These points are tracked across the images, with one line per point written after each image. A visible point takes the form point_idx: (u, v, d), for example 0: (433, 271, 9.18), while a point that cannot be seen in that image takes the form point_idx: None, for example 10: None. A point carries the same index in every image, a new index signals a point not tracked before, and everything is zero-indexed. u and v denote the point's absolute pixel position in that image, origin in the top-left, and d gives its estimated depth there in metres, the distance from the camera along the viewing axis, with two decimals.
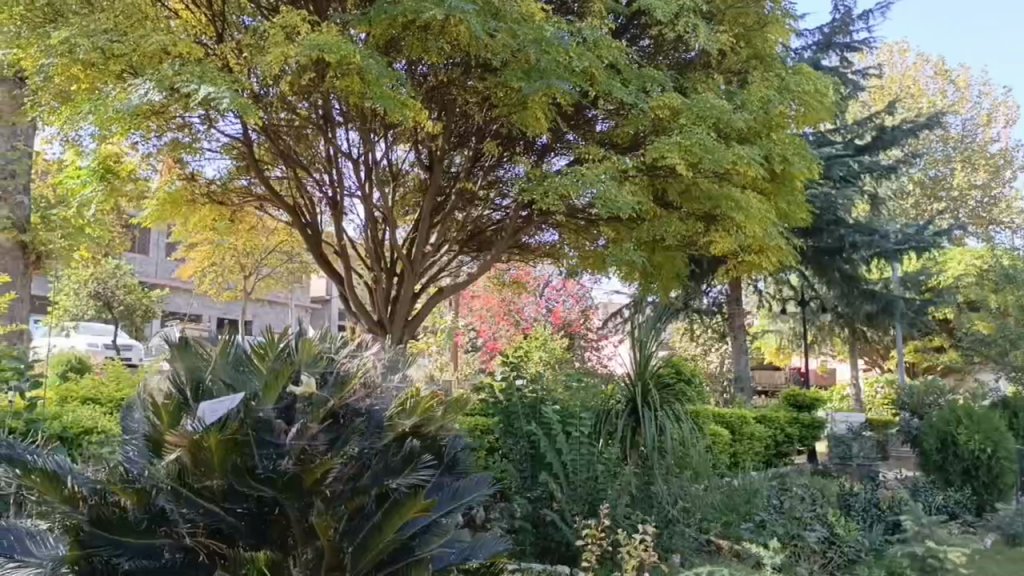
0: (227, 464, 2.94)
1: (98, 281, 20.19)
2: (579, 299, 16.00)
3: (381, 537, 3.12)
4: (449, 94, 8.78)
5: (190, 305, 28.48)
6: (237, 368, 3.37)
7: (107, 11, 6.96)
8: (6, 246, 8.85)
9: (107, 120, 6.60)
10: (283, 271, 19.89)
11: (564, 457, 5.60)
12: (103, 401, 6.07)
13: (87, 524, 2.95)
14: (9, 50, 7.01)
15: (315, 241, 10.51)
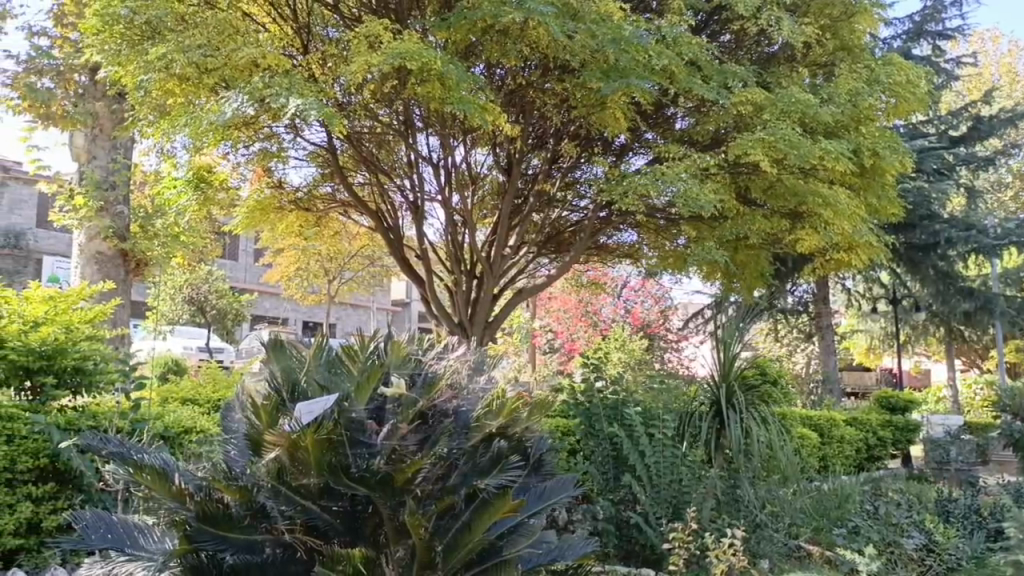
0: (323, 464, 3.02)
1: (192, 286, 21.03)
2: (658, 299, 16.13)
3: (470, 537, 3.16)
4: (527, 97, 8.83)
5: (278, 308, 29.37)
6: (330, 369, 3.48)
7: (200, 27, 7.21)
8: (109, 254, 9.44)
9: (203, 131, 6.94)
10: (365, 275, 20.34)
11: (647, 459, 5.55)
12: (201, 402, 6.31)
13: (194, 521, 3.07)
14: (110, 68, 7.33)
15: (397, 246, 10.71)
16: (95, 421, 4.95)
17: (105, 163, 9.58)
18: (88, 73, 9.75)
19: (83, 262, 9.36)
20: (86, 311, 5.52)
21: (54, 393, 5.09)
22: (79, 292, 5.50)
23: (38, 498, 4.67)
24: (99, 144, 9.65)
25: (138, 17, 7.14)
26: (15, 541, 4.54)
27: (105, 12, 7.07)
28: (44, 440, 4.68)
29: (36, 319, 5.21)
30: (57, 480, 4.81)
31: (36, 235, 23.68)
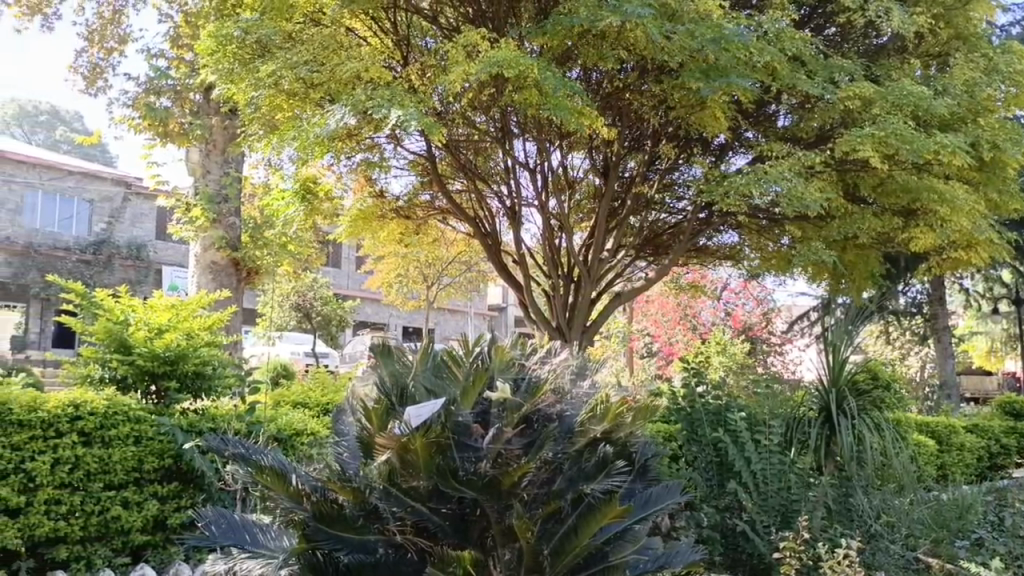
0: (432, 467, 3.08)
1: (298, 293, 21.83)
2: (759, 301, 15.67)
3: (577, 541, 3.17)
4: (623, 99, 8.78)
5: (379, 314, 30.12)
6: (436, 374, 3.54)
7: (307, 44, 7.47)
8: (223, 264, 9.97)
9: (309, 144, 7.19)
10: (463, 280, 20.65)
11: (753, 465, 5.41)
12: (311, 405, 6.53)
13: (311, 520, 3.20)
14: (223, 86, 7.69)
15: (495, 251, 10.84)
16: (214, 423, 5.19)
17: (218, 177, 10.12)
18: (202, 92, 10.27)
19: (199, 271, 9.92)
20: (206, 318, 5.81)
21: (177, 397, 5.38)
22: (198, 300, 5.78)
23: (163, 497, 4.94)
24: (213, 159, 10.18)
25: (249, 36, 7.51)
26: (143, 538, 4.81)
27: (220, 33, 7.49)
28: (168, 441, 4.93)
29: (160, 327, 5.52)
30: (180, 480, 5.07)
31: (155, 247, 25.05)
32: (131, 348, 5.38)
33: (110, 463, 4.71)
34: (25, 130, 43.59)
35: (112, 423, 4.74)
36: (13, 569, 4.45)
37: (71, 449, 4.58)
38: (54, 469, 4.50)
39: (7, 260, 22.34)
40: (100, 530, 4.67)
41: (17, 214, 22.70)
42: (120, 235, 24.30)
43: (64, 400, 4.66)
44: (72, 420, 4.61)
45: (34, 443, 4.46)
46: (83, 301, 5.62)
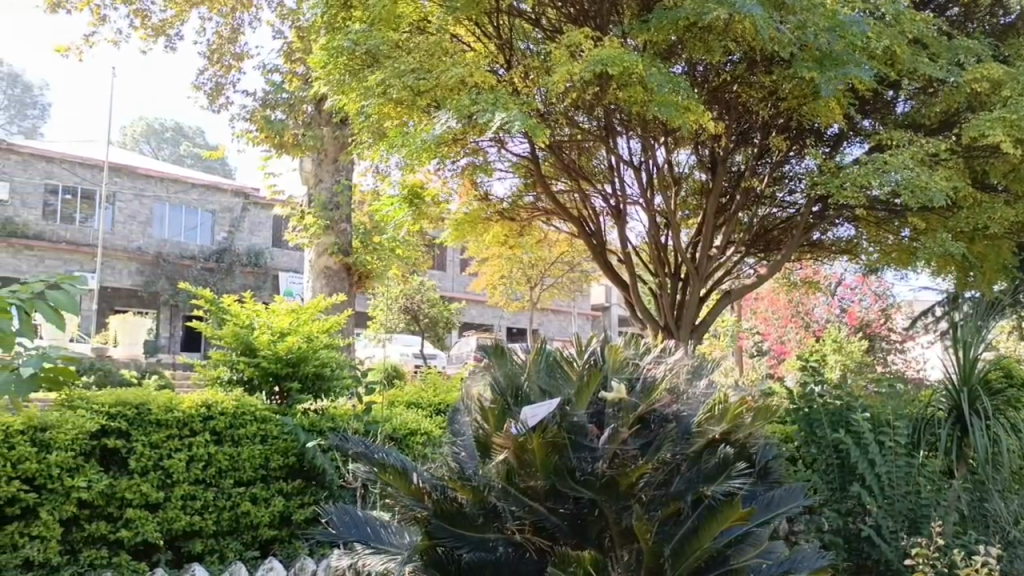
0: (550, 467, 3.09)
1: (407, 296, 22.28)
2: (878, 297, 15.00)
3: (699, 543, 3.13)
4: (732, 93, 8.62)
5: (484, 316, 30.52)
6: (551, 374, 3.56)
7: (414, 52, 7.64)
8: (335, 268, 10.34)
9: (417, 151, 7.38)
10: (566, 281, 20.72)
11: (877, 468, 5.19)
12: (424, 405, 6.67)
13: (433, 518, 3.26)
14: (336, 96, 7.94)
15: (600, 251, 10.80)
16: (334, 423, 5.40)
17: (330, 185, 10.53)
18: (314, 103, 10.65)
19: (313, 277, 10.32)
20: (324, 321, 6.01)
21: (299, 398, 5.61)
22: (317, 304, 6.00)
23: (288, 494, 5.17)
24: (325, 168, 10.60)
25: (359, 47, 7.64)
26: (271, 532, 5.05)
27: (332, 46, 7.68)
28: (292, 440, 5.19)
29: (282, 330, 5.77)
30: (303, 477, 5.29)
31: (272, 254, 26.11)
32: (257, 351, 5.67)
33: (239, 460, 4.95)
34: (153, 146, 46.41)
35: (240, 423, 5.01)
36: (153, 562, 4.66)
37: (204, 446, 4.83)
38: (189, 466, 4.75)
39: (139, 269, 23.86)
40: (231, 525, 4.90)
41: (148, 225, 24.19)
42: (240, 243, 25.51)
43: (197, 400, 4.94)
44: (204, 420, 4.87)
45: (170, 441, 4.72)
46: (211, 307, 5.89)
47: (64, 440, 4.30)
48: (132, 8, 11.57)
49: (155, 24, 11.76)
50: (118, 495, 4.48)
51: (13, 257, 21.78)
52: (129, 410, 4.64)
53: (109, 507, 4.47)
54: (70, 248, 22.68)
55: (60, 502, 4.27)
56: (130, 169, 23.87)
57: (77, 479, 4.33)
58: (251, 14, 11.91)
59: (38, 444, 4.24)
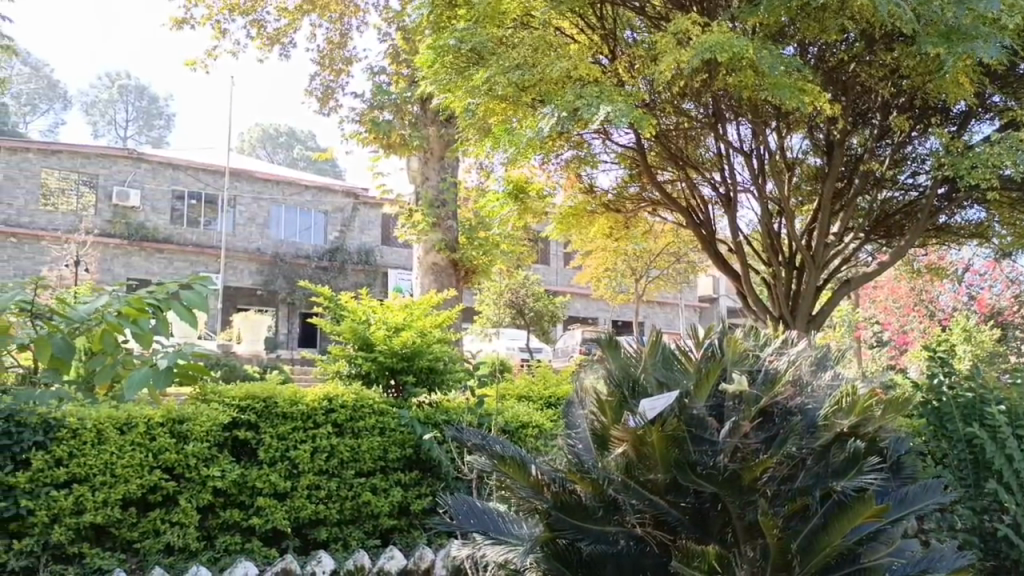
0: (669, 461, 3.07)
1: (511, 290, 22.42)
2: (1011, 282, 14.12)
3: (828, 540, 3.06)
4: (849, 72, 8.29)
5: (588, 309, 30.40)
6: (667, 367, 3.52)
7: (518, 47, 7.65)
8: (442, 264, 10.61)
9: (523, 148, 7.47)
10: (672, 272, 20.45)
11: (1016, 464, 4.88)
12: (535, 398, 6.69)
13: (553, 510, 3.29)
14: (443, 94, 8.07)
15: (710, 241, 10.56)
16: (449, 415, 5.52)
17: (437, 183, 10.84)
18: (419, 103, 10.85)
19: (422, 273, 10.60)
20: (437, 316, 6.13)
21: (415, 391, 5.77)
22: (429, 300, 6.12)
23: (406, 485, 5.29)
24: (432, 166, 10.86)
25: (465, 45, 7.72)
26: (390, 522, 5.19)
27: (438, 45, 7.79)
28: (409, 432, 5.32)
29: (397, 326, 5.91)
30: (420, 468, 5.41)
31: (381, 252, 26.79)
32: (374, 346, 5.83)
33: (359, 451, 5.12)
34: (268, 151, 48.46)
35: (360, 416, 5.18)
36: (283, 548, 4.87)
37: (327, 438, 5.01)
38: (313, 457, 4.94)
39: (259, 269, 24.99)
40: (353, 514, 5.07)
41: (266, 227, 25.29)
42: (351, 242, 26.30)
43: (319, 393, 5.13)
44: (326, 412, 5.06)
45: (296, 433, 4.92)
46: (329, 303, 6.09)
47: (200, 432, 4.56)
48: (249, 19, 12.10)
49: (270, 33, 12.26)
50: (249, 484, 4.71)
51: (146, 260, 23.21)
52: (258, 403, 4.87)
53: (241, 495, 4.70)
54: (196, 251, 23.95)
55: (197, 490, 4.53)
56: (248, 174, 25.03)
57: (212, 468, 4.58)
58: (359, 19, 12.25)
59: (176, 435, 4.51)
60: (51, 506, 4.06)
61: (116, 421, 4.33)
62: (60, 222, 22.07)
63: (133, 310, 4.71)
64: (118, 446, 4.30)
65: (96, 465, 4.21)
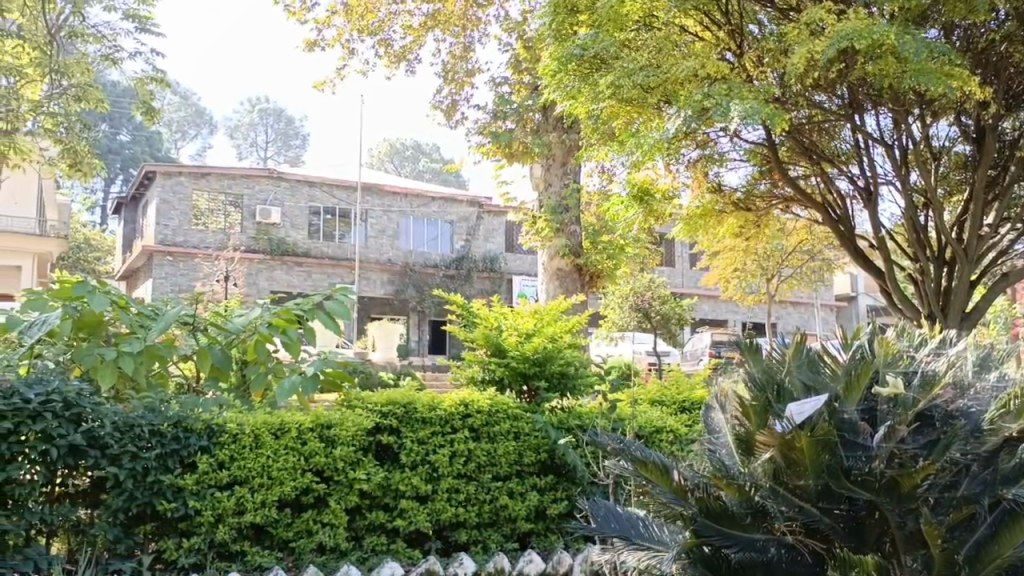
0: (820, 466, 2.99)
1: (637, 293, 22.09)
2: None
3: (998, 552, 2.86)
4: (1001, 54, 7.78)
5: (717, 311, 29.73)
6: (812, 369, 3.41)
7: (642, 50, 7.62)
8: (567, 270, 10.65)
9: (650, 152, 7.41)
10: (806, 271, 19.75)
11: None
12: (669, 403, 6.46)
13: (699, 516, 3.23)
14: (567, 102, 8.08)
15: (848, 238, 10.10)
16: (582, 421, 5.54)
17: (559, 190, 10.87)
18: (541, 111, 11.01)
19: (547, 279, 10.69)
20: (567, 321, 6.15)
21: (547, 396, 5.79)
22: (558, 305, 6.16)
23: (541, 489, 5.34)
24: (554, 172, 10.94)
25: (588, 52, 7.70)
26: (528, 525, 5.24)
27: (561, 54, 7.80)
28: (543, 436, 5.37)
29: (528, 331, 5.97)
30: (556, 473, 5.44)
31: (507, 259, 27.21)
32: (506, 352, 5.92)
33: (496, 455, 5.20)
34: (396, 164, 50.20)
35: (495, 421, 5.27)
36: (425, 550, 5.01)
37: (464, 442, 5.12)
38: (451, 461, 5.06)
39: (390, 279, 25.80)
40: (491, 517, 5.15)
41: (395, 238, 26.12)
42: (476, 250, 26.85)
43: (456, 399, 5.26)
44: (463, 417, 5.18)
45: (435, 437, 5.06)
46: (462, 311, 6.23)
47: (346, 436, 4.75)
48: (376, 39, 12.56)
49: (397, 51, 12.69)
50: (393, 487, 4.87)
51: (286, 274, 24.46)
52: (399, 408, 5.04)
53: (386, 497, 4.87)
54: (333, 264, 24.94)
55: (345, 493, 4.72)
56: (378, 188, 25.98)
57: (357, 471, 4.76)
58: (480, 31, 12.50)
59: (325, 440, 4.72)
60: (216, 506, 4.32)
61: (270, 426, 4.58)
62: (211, 240, 23.55)
63: (282, 320, 5.13)
64: (273, 450, 4.54)
65: (254, 468, 4.46)
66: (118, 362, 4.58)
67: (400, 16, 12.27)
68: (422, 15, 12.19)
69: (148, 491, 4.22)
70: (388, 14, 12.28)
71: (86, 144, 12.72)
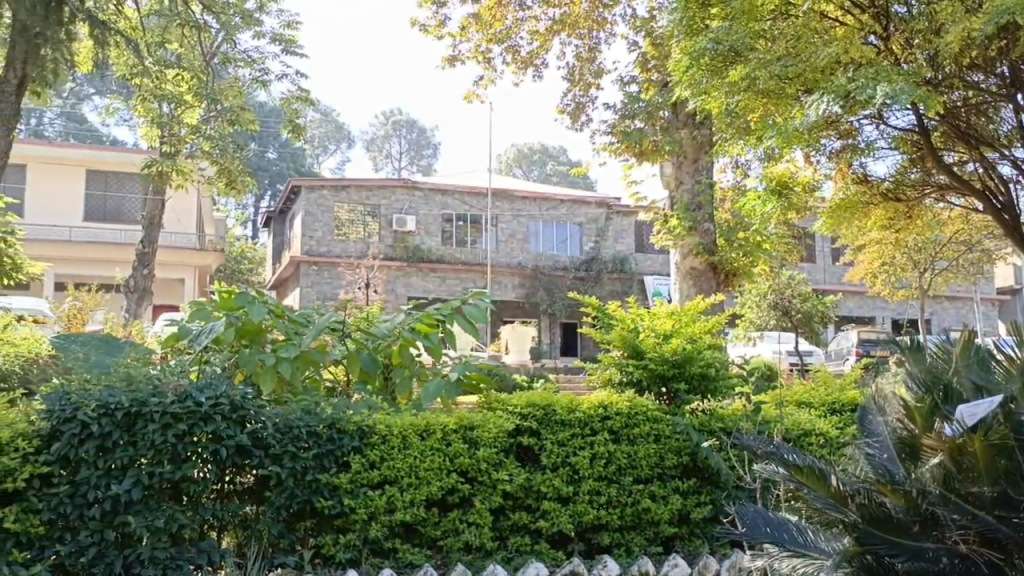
0: (997, 472, 2.94)
1: (776, 291, 21.37)
2: None
3: None
4: None
5: (863, 307, 28.30)
6: (982, 368, 3.47)
7: (779, 39, 7.41)
8: (701, 269, 10.47)
9: (788, 140, 7.08)
10: (962, 264, 18.50)
11: None
12: (817, 404, 6.11)
13: (860, 523, 3.08)
14: (700, 98, 7.89)
15: (1014, 226, 9.40)
16: (725, 423, 5.40)
17: (692, 187, 10.67)
18: (671, 108, 10.85)
19: (681, 278, 10.56)
20: (706, 322, 6.04)
21: (687, 398, 5.70)
22: (695, 306, 6.06)
23: (684, 492, 5.23)
24: (685, 170, 10.76)
25: (722, 46, 7.52)
26: (671, 530, 5.15)
27: (693, 49, 7.64)
28: (685, 439, 5.27)
29: (666, 333, 5.90)
30: (698, 477, 5.32)
31: (637, 259, 27.01)
32: (644, 354, 5.85)
33: (637, 458, 5.14)
34: (524, 169, 50.77)
35: (635, 423, 5.22)
36: (569, 551, 5.00)
37: (604, 444, 5.11)
38: (592, 462, 5.05)
39: (521, 282, 26.11)
40: (634, 520, 5.09)
41: (526, 242, 26.39)
42: (606, 251, 26.79)
43: (595, 401, 5.26)
44: (602, 419, 5.17)
45: (575, 440, 5.07)
46: (597, 313, 6.21)
47: (488, 438, 4.85)
48: (504, 46, 12.74)
49: (524, 57, 12.82)
50: (534, 489, 4.91)
51: (423, 279, 25.20)
52: (538, 410, 5.10)
53: (528, 498, 4.92)
54: (466, 269, 25.52)
55: (489, 493, 4.80)
56: (508, 193, 26.33)
57: (500, 472, 4.84)
58: (607, 31, 12.44)
59: (468, 441, 4.84)
60: (368, 505, 4.50)
61: (417, 428, 4.75)
62: (352, 249, 24.59)
63: (425, 326, 5.38)
64: (420, 451, 4.69)
65: (402, 468, 4.62)
66: (277, 367, 4.88)
67: (528, 22, 12.42)
68: (549, 19, 12.29)
69: (307, 489, 4.44)
70: (514, 21, 12.45)
71: (239, 163, 13.57)
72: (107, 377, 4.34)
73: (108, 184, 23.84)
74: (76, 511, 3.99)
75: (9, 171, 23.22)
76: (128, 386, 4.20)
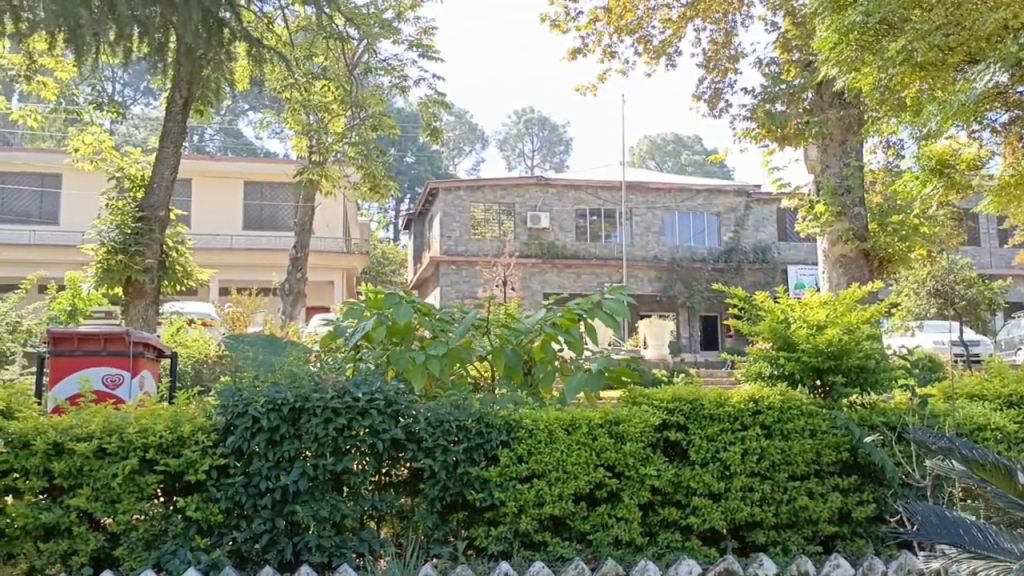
0: None
1: (936, 278, 20.01)
2: None
3: None
4: None
5: None
6: None
7: (937, 7, 6.98)
8: (852, 255, 10.08)
9: (953, 115, 6.55)
10: None
11: None
12: (991, 398, 5.64)
13: None
14: (848, 76, 7.47)
15: None
16: (887, 418, 5.14)
17: (839, 170, 10.19)
18: (814, 89, 10.38)
19: (830, 266, 10.21)
20: (863, 311, 5.71)
21: (845, 392, 5.39)
22: (851, 294, 5.75)
23: (845, 490, 4.98)
24: (832, 152, 10.34)
25: (872, 18, 7.06)
26: (831, 529, 4.92)
27: (841, 24, 7.23)
28: (844, 434, 5.01)
29: (819, 323, 5.62)
30: (860, 474, 5.06)
31: (778, 249, 26.18)
32: (796, 346, 5.59)
33: (792, 454, 4.92)
34: (658, 160, 49.96)
35: (789, 417, 5.01)
36: (722, 548, 4.88)
37: (757, 440, 4.93)
38: (744, 458, 4.89)
39: (657, 276, 25.71)
40: (790, 518, 4.89)
41: (661, 234, 26.00)
42: (746, 241, 26.00)
43: (744, 395, 5.09)
44: (753, 414, 4.99)
45: (725, 435, 4.92)
46: (745, 305, 6.01)
47: (635, 433, 4.79)
48: (636, 37, 12.56)
49: (656, 47, 12.61)
50: (684, 484, 4.80)
51: (558, 276, 25.30)
52: (685, 405, 4.97)
53: (678, 494, 4.82)
54: (602, 265, 25.39)
55: (637, 488, 4.74)
56: (642, 186, 25.96)
57: (648, 467, 4.77)
58: (743, 13, 12.07)
59: (614, 436, 4.79)
60: (518, 497, 4.53)
61: (563, 423, 4.75)
62: (488, 248, 24.98)
63: (567, 320, 5.38)
64: (566, 445, 4.69)
65: (551, 462, 4.64)
66: (427, 364, 5.02)
67: (659, 10, 12.21)
68: (681, 6, 12.06)
69: (459, 482, 4.54)
70: (646, 11, 12.26)
71: (382, 168, 14.12)
72: (273, 374, 4.61)
73: (263, 194, 25.36)
74: (250, 500, 4.26)
75: (178, 186, 25.15)
76: (292, 383, 4.43)
